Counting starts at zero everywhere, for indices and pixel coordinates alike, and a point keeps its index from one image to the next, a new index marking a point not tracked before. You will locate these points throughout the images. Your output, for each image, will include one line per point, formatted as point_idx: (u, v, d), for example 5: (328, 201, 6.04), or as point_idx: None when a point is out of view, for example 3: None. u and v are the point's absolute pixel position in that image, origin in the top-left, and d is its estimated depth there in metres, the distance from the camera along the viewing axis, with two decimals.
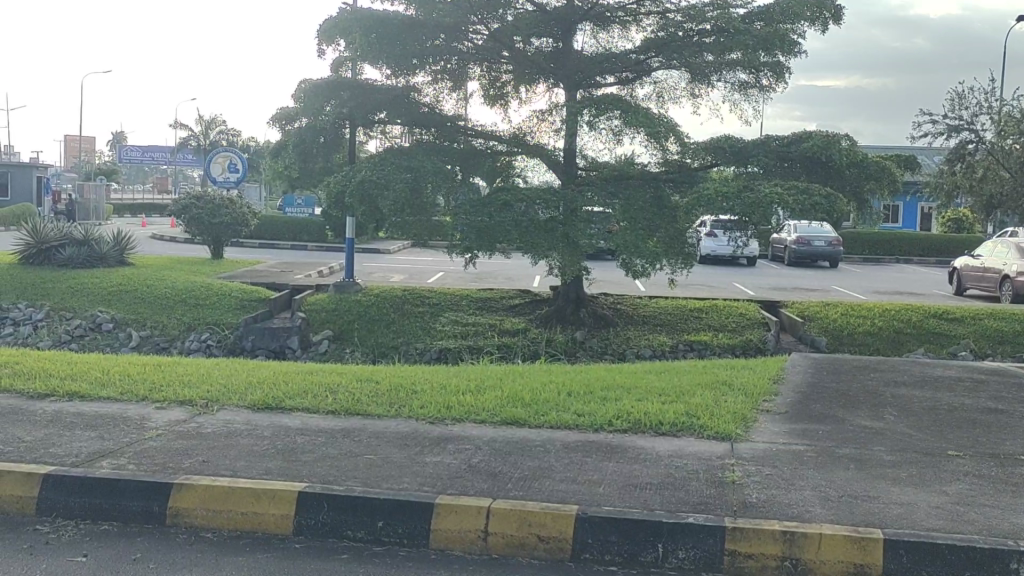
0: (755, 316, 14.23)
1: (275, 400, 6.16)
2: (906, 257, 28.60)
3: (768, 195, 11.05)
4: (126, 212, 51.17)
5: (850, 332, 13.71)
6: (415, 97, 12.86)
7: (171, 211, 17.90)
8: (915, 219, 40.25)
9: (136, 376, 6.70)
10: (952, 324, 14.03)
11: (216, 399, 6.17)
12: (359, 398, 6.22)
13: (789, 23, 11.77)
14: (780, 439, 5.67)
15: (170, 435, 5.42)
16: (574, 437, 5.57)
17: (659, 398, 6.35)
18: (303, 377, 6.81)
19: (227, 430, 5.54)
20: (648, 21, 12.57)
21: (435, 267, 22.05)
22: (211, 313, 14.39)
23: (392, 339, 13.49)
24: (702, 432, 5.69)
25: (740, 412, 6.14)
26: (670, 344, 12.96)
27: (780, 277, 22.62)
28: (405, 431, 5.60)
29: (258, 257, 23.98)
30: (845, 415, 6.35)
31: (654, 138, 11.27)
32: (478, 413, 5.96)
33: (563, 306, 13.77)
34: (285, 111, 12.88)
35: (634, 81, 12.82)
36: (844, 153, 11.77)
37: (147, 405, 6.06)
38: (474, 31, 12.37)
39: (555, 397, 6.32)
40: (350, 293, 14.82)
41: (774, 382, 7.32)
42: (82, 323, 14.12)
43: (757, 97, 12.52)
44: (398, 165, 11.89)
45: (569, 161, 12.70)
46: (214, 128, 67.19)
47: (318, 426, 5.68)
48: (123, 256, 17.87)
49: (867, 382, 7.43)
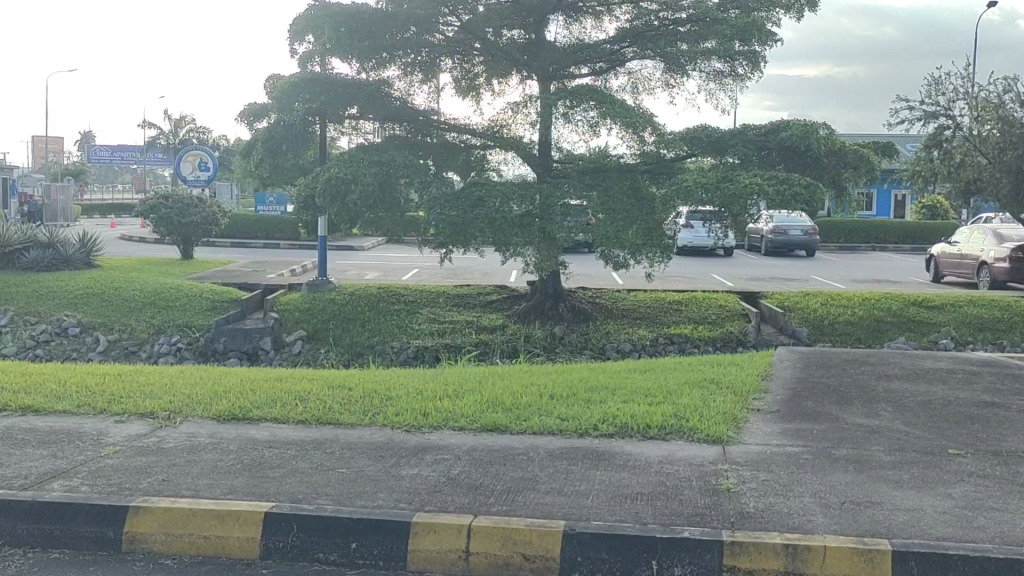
0: (736, 307, 14.01)
1: (242, 409, 5.84)
2: (882, 245, 28.58)
3: (747, 185, 10.80)
4: (96, 213, 50.43)
5: (831, 322, 13.52)
6: (387, 92, 12.51)
7: (139, 212, 17.44)
8: (890, 207, 40.37)
9: (95, 387, 6.35)
10: (932, 312, 13.88)
11: (180, 410, 5.84)
12: (330, 406, 5.91)
13: (764, 10, 11.62)
14: (773, 440, 5.42)
15: (128, 451, 5.08)
16: (558, 443, 5.29)
17: (645, 399, 6.08)
18: (272, 384, 6.49)
19: (190, 444, 5.21)
20: (622, 10, 12.32)
21: (409, 263, 21.72)
22: (182, 315, 13.98)
23: (367, 338, 13.16)
24: (691, 436, 5.42)
25: (730, 413, 5.89)
26: (650, 338, 12.71)
27: (759, 267, 22.47)
28: (380, 441, 5.30)
29: (229, 256, 23.53)
30: (838, 412, 6.10)
31: (631, 129, 10.98)
32: (457, 419, 5.67)
33: (542, 301, 13.51)
34: (254, 107, 12.54)
35: (607, 71, 12.54)
36: (822, 142, 11.58)
37: (105, 418, 5.71)
38: (446, 23, 12.06)
39: (537, 400, 6.04)
40: (324, 292, 14.46)
41: (763, 378, 7.07)
42: (48, 328, 13.69)
43: (733, 86, 12.17)
44: (369, 159, 11.55)
45: (545, 154, 12.40)
46: (183, 126, 66.39)
47: (287, 438, 5.37)
48: (89, 258, 17.41)
49: (859, 377, 7.18)
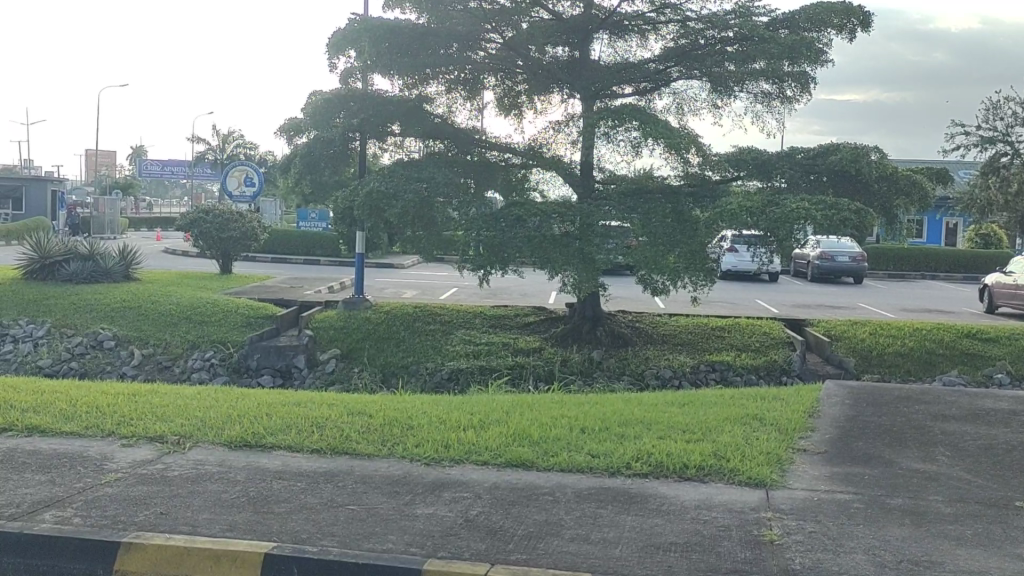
0: (781, 334, 13.51)
1: (255, 435, 5.54)
2: (933, 274, 27.81)
3: (795, 210, 10.37)
4: (143, 226, 51.04)
5: (879, 353, 12.98)
6: (428, 109, 12.26)
7: (180, 226, 17.35)
8: (940, 234, 39.43)
9: (106, 408, 6.10)
10: (987, 344, 13.27)
11: (191, 434, 5.55)
12: (348, 435, 5.59)
13: (815, 30, 11.21)
14: (821, 486, 4.99)
15: (130, 480, 4.80)
16: (587, 483, 4.91)
17: (683, 436, 5.68)
18: (289, 409, 6.19)
19: (197, 473, 4.92)
20: (668, 29, 11.95)
21: (448, 282, 21.48)
22: (216, 330, 13.79)
23: (401, 358, 12.85)
24: (731, 478, 5.01)
25: (774, 453, 5.47)
26: (691, 365, 12.27)
27: (805, 294, 21.90)
28: (396, 475, 4.97)
29: (270, 272, 23.42)
30: (892, 455, 5.65)
31: (675, 150, 10.58)
32: (480, 453, 5.32)
33: (580, 323, 13.13)
34: (293, 122, 12.32)
35: (652, 91, 12.08)
36: (872, 166, 11.11)
37: (112, 442, 5.45)
38: (489, 39, 11.81)
39: (567, 434, 5.67)
40: (359, 310, 14.21)
41: (810, 416, 6.63)
42: (83, 340, 13.57)
43: (781, 109, 11.76)
44: (407, 177, 11.29)
45: (586, 174, 12.04)
46: (232, 142, 67.27)
47: (299, 469, 5.05)
48: (129, 271, 17.35)
49: (913, 417, 6.71)
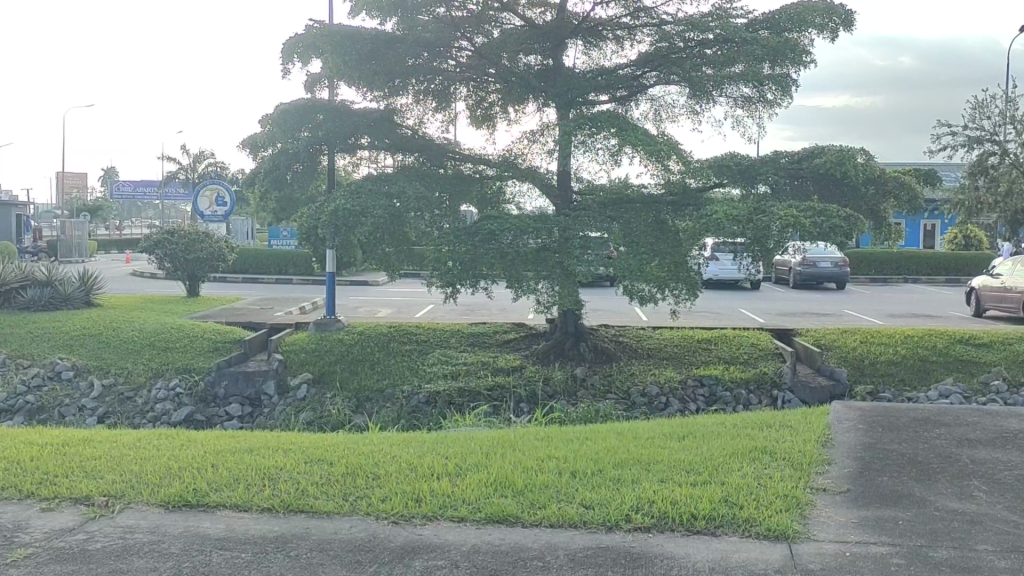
0: (769, 346, 12.86)
1: (196, 493, 4.81)
2: (916, 277, 27.34)
3: (781, 218, 9.73)
4: (113, 247, 50.05)
5: (872, 361, 12.34)
6: (397, 120, 11.61)
7: (143, 248, 16.51)
8: (919, 237, 39.10)
9: (29, 462, 5.34)
10: (981, 350, 12.69)
11: (122, 494, 4.81)
12: (305, 488, 4.87)
13: (795, 30, 10.50)
14: (851, 536, 4.32)
15: (42, 557, 4.04)
16: (581, 542, 4.21)
17: (686, 479, 4.99)
18: (240, 458, 5.45)
19: (125, 545, 4.17)
20: (644, 33, 11.30)
21: (424, 299, 20.75)
22: (181, 356, 12.98)
23: (375, 380, 12.09)
24: (747, 530, 4.33)
25: (792, 495, 4.80)
26: (678, 379, 11.63)
27: (790, 301, 21.33)
28: (359, 539, 4.26)
29: (239, 293, 22.58)
30: (922, 493, 5.01)
31: (655, 159, 9.92)
32: (456, 507, 4.62)
33: (561, 340, 12.44)
34: (254, 137, 11.34)
35: (629, 99, 11.44)
36: (860, 169, 10.48)
37: (30, 506, 4.70)
38: (460, 48, 11.18)
39: (556, 480, 4.98)
40: (332, 332, 13.45)
41: (823, 445, 5.97)
42: (40, 371, 12.71)
43: (762, 113, 11.08)
44: (376, 191, 10.56)
45: (564, 184, 11.30)
46: (202, 161, 66.38)
47: (246, 534, 4.33)
48: (90, 297, 16.45)
49: (936, 443, 6.06)
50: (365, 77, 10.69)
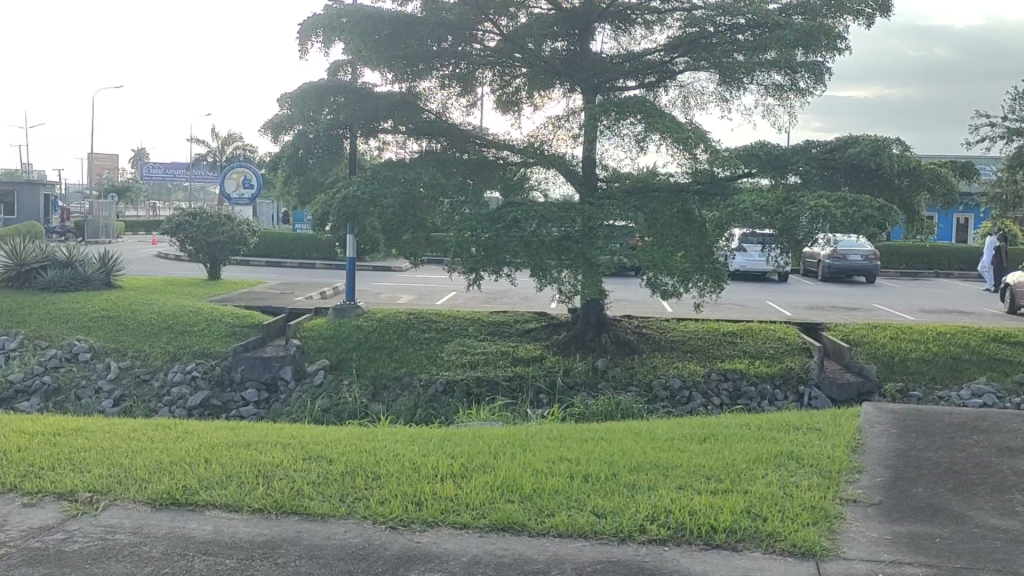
0: (796, 340, 12.47)
1: (185, 490, 4.55)
2: (947, 272, 26.73)
3: (812, 208, 9.34)
4: (140, 228, 50.17)
5: (902, 358, 11.92)
6: (420, 104, 11.33)
7: (164, 230, 16.32)
8: (951, 231, 38.37)
9: (17, 453, 5.12)
10: (1017, 348, 12.23)
11: (109, 490, 4.56)
12: (300, 488, 4.59)
13: (831, 16, 10.04)
14: (885, 555, 3.98)
15: (15, 558, 3.80)
16: (591, 555, 3.91)
17: (706, 487, 4.68)
18: (236, 453, 5.19)
19: (104, 546, 3.92)
20: (673, 17, 10.91)
21: (446, 286, 20.49)
22: (199, 340, 12.76)
23: (393, 367, 11.82)
24: (770, 545, 4.01)
25: (820, 506, 4.47)
26: (702, 373, 11.29)
27: (818, 294, 20.88)
28: (353, 546, 3.98)
29: (261, 276, 22.40)
30: (961, 506, 4.66)
31: (683, 147, 9.54)
32: (459, 513, 4.33)
33: (583, 330, 12.13)
34: (275, 120, 11.12)
35: (658, 85, 11.07)
36: (895, 160, 10.06)
37: (13, 500, 4.47)
38: (485, 31, 10.84)
39: (567, 484, 4.68)
40: (350, 318, 13.20)
41: (852, 451, 5.63)
42: (58, 352, 12.53)
43: (794, 101, 10.69)
44: (395, 174, 10.26)
45: (588, 172, 10.94)
46: (230, 144, 66.37)
47: (234, 537, 4.06)
48: (110, 278, 16.28)
49: (975, 451, 5.70)
50: (384, 61, 10.31)
